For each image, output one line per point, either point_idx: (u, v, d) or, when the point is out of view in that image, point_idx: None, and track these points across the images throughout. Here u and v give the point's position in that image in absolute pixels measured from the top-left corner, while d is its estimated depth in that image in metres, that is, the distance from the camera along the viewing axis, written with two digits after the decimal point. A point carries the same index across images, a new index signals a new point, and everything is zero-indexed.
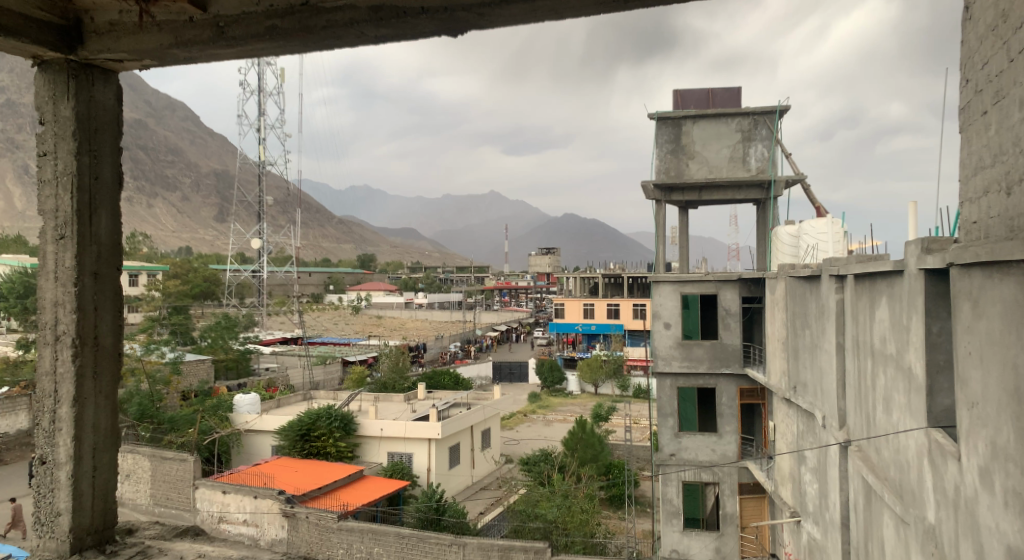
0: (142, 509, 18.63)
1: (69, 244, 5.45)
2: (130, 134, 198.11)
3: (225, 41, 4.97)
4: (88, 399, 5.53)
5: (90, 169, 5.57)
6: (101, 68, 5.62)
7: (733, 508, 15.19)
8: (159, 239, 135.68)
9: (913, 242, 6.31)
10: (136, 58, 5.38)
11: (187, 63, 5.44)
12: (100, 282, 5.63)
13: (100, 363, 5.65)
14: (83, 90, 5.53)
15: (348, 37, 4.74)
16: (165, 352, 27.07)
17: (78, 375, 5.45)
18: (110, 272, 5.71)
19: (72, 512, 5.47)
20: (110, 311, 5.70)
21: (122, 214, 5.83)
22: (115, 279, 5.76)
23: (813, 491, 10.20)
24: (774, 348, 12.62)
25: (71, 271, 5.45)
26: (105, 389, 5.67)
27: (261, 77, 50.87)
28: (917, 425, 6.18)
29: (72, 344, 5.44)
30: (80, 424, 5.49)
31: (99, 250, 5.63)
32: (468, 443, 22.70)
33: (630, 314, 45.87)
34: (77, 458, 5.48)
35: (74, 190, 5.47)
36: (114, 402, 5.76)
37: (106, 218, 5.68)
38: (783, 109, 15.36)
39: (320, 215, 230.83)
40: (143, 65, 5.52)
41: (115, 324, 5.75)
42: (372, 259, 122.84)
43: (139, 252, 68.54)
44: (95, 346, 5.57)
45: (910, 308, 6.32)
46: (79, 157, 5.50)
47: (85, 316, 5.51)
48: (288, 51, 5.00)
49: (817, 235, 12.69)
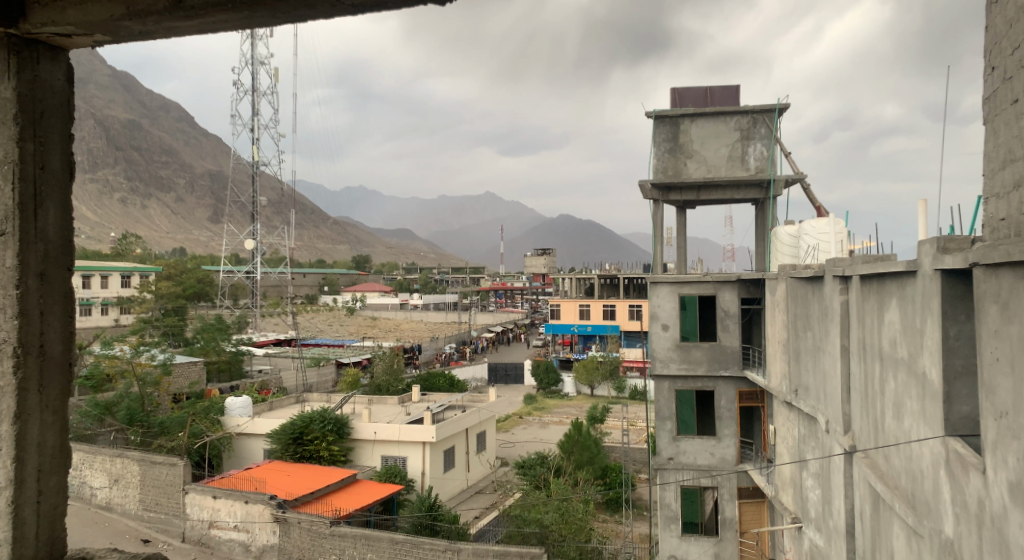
0: (131, 515, 18.28)
1: (9, 242, 4.31)
2: (124, 133, 197.47)
3: (183, 13, 4.11)
4: (32, 416, 4.40)
5: (35, 157, 4.41)
6: (48, 45, 4.46)
7: (732, 513, 14.92)
8: (153, 241, 135.25)
9: (927, 242, 6.08)
10: (87, 31, 4.34)
11: (152, 37, 4.47)
12: (48, 284, 4.48)
13: (45, 377, 4.49)
14: (26, 68, 4.35)
15: (321, 7, 4.03)
16: (156, 354, 26.71)
17: (21, 389, 4.32)
18: (59, 273, 4.56)
19: (12, 543, 4.31)
20: (58, 319, 4.55)
21: (74, 210, 4.67)
22: (64, 280, 4.60)
23: (816, 498, 9.97)
24: (774, 350, 12.38)
25: (11, 272, 4.30)
26: (52, 404, 4.51)
27: (254, 76, 50.82)
28: (933, 433, 5.94)
29: (12, 354, 4.30)
30: (21, 445, 4.35)
31: (45, 249, 4.45)
32: (462, 446, 22.39)
33: (626, 315, 45.58)
34: (18, 483, 4.34)
35: (15, 180, 4.32)
36: (63, 418, 4.61)
37: (53, 212, 4.51)
38: (782, 107, 15.16)
39: (315, 216, 230.24)
40: (96, 41, 4.48)
41: (64, 331, 4.59)
42: (368, 259, 122.36)
43: (131, 253, 68.15)
44: (41, 356, 4.43)
45: (925, 310, 6.09)
46: (20, 145, 4.33)
47: (28, 323, 4.36)
48: (252, 20, 4.20)
49: (818, 236, 12.50)
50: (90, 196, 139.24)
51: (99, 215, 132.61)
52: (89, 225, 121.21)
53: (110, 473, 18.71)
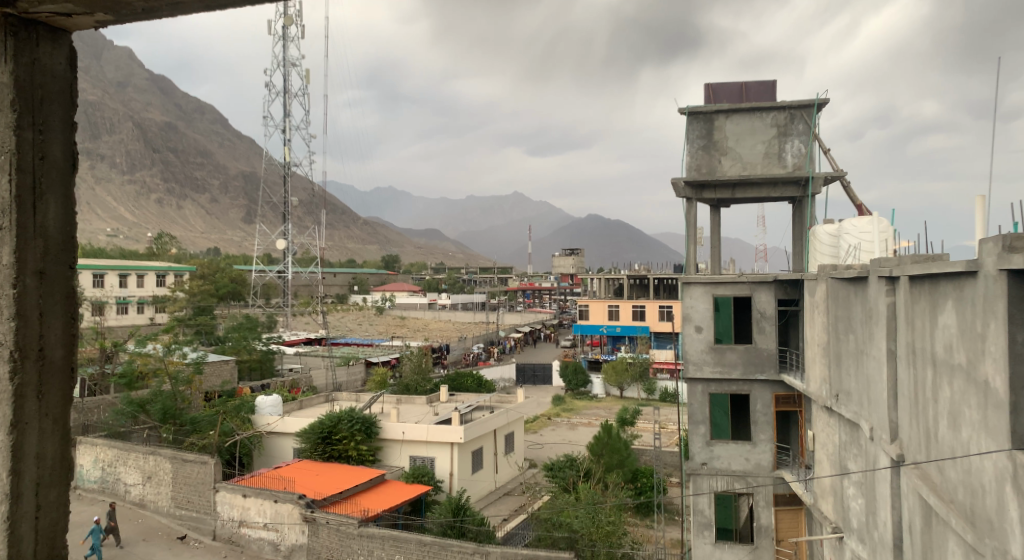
0: (163, 512, 18.42)
1: (5, 237, 3.71)
2: (160, 135, 201.41)
3: None
4: (31, 424, 3.80)
5: (34, 146, 3.82)
6: (49, 25, 3.84)
7: (768, 520, 14.51)
8: (188, 241, 137.61)
9: (990, 241, 5.72)
10: (87, 9, 3.73)
11: (159, 15, 3.95)
12: (49, 284, 3.87)
13: (48, 383, 3.91)
14: (24, 53, 3.75)
15: None
16: (188, 353, 26.98)
17: (17, 396, 3.73)
18: (62, 269, 3.94)
19: None
20: (60, 319, 3.94)
21: (79, 206, 4.06)
22: (66, 279, 3.97)
23: (858, 508, 9.60)
24: (813, 353, 11.98)
25: (7, 270, 3.71)
26: (55, 412, 3.92)
27: (286, 77, 51.43)
28: (996, 446, 5.58)
29: (9, 358, 3.71)
30: (19, 457, 3.75)
31: (45, 245, 3.85)
32: (490, 447, 22.21)
33: (656, 316, 45.03)
34: (15, 497, 3.73)
35: (12, 170, 3.74)
36: (67, 427, 4.02)
37: (56, 205, 3.91)
38: (821, 102, 14.70)
39: (345, 216, 232.40)
40: (99, 20, 3.89)
41: (66, 334, 3.98)
42: (397, 259, 123.27)
43: (166, 253, 69.34)
44: (41, 360, 3.84)
45: (988, 314, 5.72)
46: (16, 133, 3.74)
47: (28, 325, 3.77)
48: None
49: (859, 235, 12.11)
50: (128, 197, 142.60)
51: (135, 216, 135.56)
52: (127, 225, 123.89)
53: (143, 470, 18.91)
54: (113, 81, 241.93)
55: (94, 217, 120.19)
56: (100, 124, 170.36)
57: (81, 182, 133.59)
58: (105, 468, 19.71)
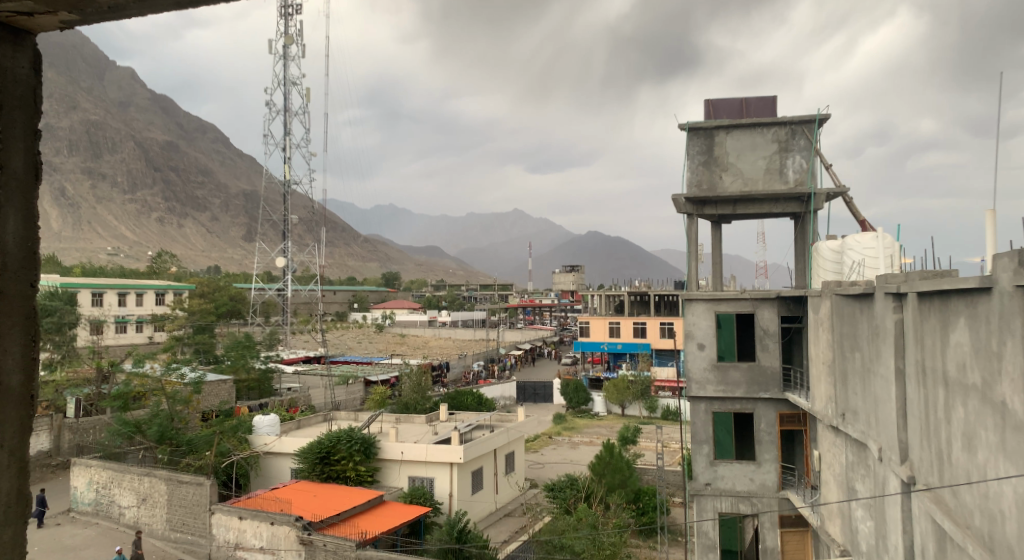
0: (158, 535, 18.14)
1: None
2: (162, 154, 202.21)
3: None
4: None
5: None
6: (9, 26, 3.61)
7: (774, 542, 14.22)
8: (188, 259, 137.70)
9: (1004, 256, 5.57)
10: (48, 8, 3.49)
11: (127, 14, 3.75)
12: (4, 304, 3.62)
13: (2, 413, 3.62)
14: None
15: None
16: (186, 372, 26.78)
17: None
18: (17, 289, 3.68)
19: None
20: (17, 343, 3.67)
21: (39, 220, 3.81)
22: (25, 299, 3.73)
23: (867, 530, 9.37)
24: (818, 371, 11.78)
25: None
26: (8, 443, 3.63)
27: (286, 96, 51.59)
28: (1016, 471, 5.38)
29: None
30: None
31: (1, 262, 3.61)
32: (490, 467, 21.91)
33: (657, 333, 44.78)
34: None
35: None
36: (23, 460, 3.73)
37: (14, 219, 3.67)
38: (823, 118, 14.60)
39: (346, 234, 232.63)
40: (63, 23, 3.67)
41: (21, 359, 3.68)
42: (398, 277, 123.34)
43: (166, 272, 69.18)
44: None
45: (1003, 331, 5.55)
46: None
47: None
48: None
49: (863, 251, 11.97)
50: (129, 216, 143.01)
51: (137, 234, 135.82)
52: (128, 244, 124.00)
53: (138, 492, 18.64)
54: (116, 101, 243.54)
55: (96, 237, 120.53)
56: (102, 143, 171.04)
57: (82, 201, 133.98)
58: (100, 490, 19.42)
